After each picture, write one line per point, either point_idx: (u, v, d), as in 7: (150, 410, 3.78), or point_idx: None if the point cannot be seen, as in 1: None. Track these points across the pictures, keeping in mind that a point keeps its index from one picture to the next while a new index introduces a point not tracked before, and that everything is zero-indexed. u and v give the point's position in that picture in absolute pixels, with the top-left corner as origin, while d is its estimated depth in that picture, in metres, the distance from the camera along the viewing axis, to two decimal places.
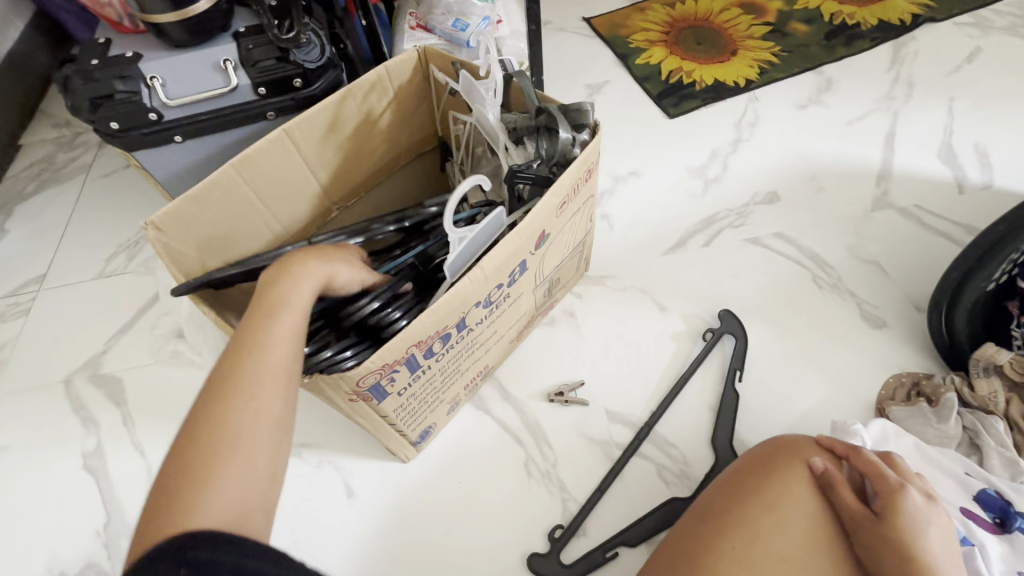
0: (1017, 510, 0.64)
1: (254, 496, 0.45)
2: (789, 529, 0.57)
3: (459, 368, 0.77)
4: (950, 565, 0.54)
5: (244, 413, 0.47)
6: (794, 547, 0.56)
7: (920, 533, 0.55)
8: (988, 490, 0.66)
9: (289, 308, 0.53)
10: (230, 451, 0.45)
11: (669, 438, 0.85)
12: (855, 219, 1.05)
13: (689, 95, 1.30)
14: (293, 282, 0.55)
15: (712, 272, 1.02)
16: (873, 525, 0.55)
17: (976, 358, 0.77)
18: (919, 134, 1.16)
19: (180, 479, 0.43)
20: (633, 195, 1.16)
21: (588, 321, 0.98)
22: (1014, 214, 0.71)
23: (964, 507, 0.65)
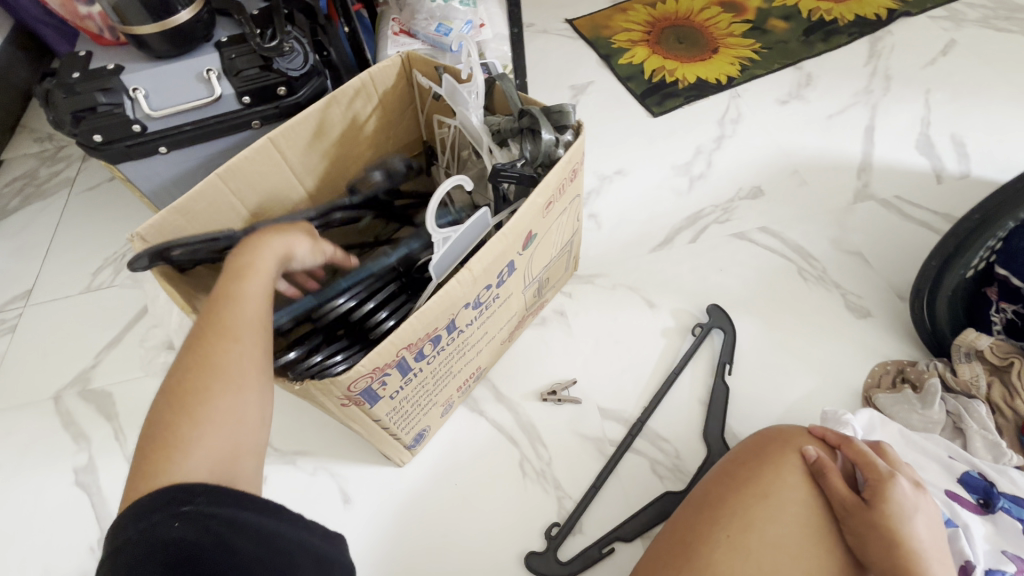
0: (1002, 491, 0.65)
1: (242, 440, 0.46)
2: (780, 514, 0.58)
3: (450, 370, 0.77)
4: (937, 550, 0.55)
5: (225, 358, 0.48)
6: (785, 530, 0.57)
7: (909, 520, 0.55)
8: (972, 472, 0.67)
9: (255, 271, 0.54)
10: (213, 399, 0.46)
11: (662, 432, 0.86)
12: (838, 211, 1.07)
13: (672, 93, 1.32)
14: (254, 250, 0.56)
15: (700, 267, 1.03)
16: (862, 513, 0.56)
17: (958, 344, 0.79)
18: (898, 126, 1.18)
19: (166, 425, 0.44)
20: (620, 194, 1.17)
21: (579, 320, 0.99)
22: (990, 202, 0.72)
23: (949, 489, 0.66)
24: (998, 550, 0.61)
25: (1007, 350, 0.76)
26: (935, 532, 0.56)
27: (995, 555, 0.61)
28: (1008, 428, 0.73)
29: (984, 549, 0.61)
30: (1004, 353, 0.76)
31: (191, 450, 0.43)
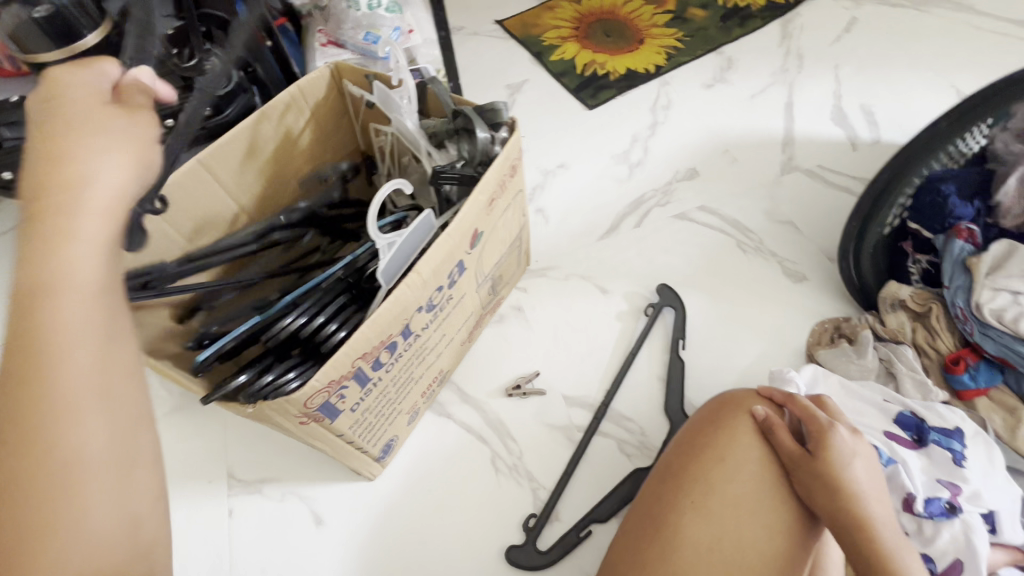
0: (931, 425, 0.70)
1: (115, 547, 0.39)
2: (737, 477, 0.61)
3: (412, 376, 0.77)
4: (875, 490, 0.59)
5: (70, 441, 0.38)
6: (743, 493, 0.60)
7: (849, 464, 0.59)
8: (905, 411, 0.72)
9: (74, 290, 0.40)
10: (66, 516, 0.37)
11: (626, 413, 0.88)
12: (768, 184, 1.13)
13: (605, 85, 1.36)
14: (59, 250, 0.40)
15: (646, 250, 1.06)
16: (808, 464, 0.59)
17: (884, 296, 0.85)
18: (813, 101, 1.26)
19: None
20: (564, 186, 1.19)
21: (536, 314, 1.01)
22: (894, 163, 0.79)
23: (886, 430, 0.71)
24: (932, 479, 0.67)
25: (925, 297, 0.83)
26: (874, 475, 0.60)
27: (929, 484, 0.67)
28: (932, 368, 0.80)
29: (920, 480, 0.67)
30: (924, 300, 0.83)
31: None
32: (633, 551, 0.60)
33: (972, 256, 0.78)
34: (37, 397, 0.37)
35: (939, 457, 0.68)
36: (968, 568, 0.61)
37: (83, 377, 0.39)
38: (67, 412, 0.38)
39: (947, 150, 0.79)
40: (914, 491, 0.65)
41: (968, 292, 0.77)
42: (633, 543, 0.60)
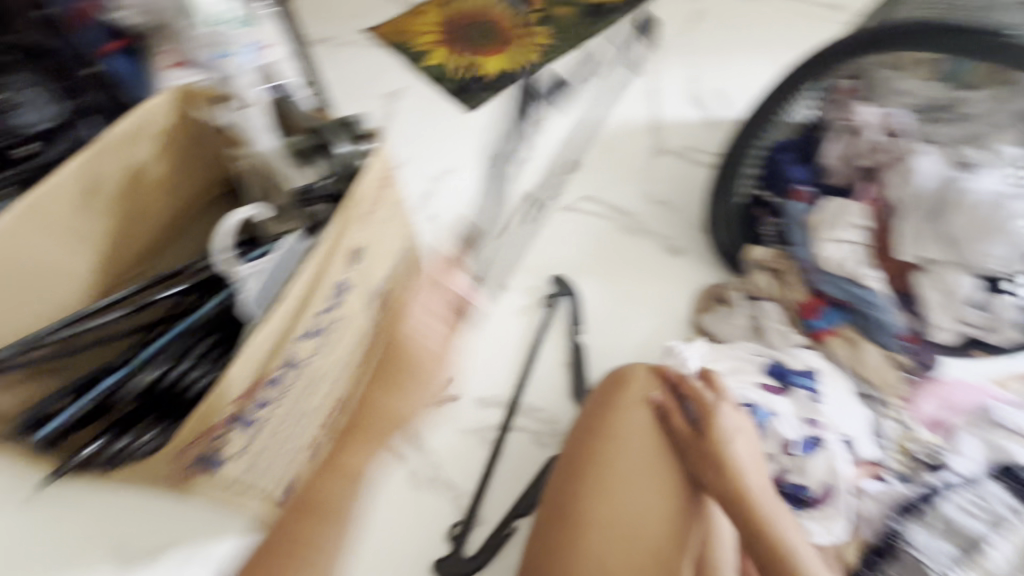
0: (791, 369, 0.78)
1: None
2: (641, 464, 0.67)
3: (309, 407, 0.73)
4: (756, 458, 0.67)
5: None
6: (641, 480, 0.66)
7: (733, 440, 0.67)
8: (772, 361, 0.79)
9: None
10: None
11: (537, 404, 0.90)
12: (641, 168, 1.21)
13: (482, 87, 1.38)
14: None
15: (539, 243, 1.10)
16: (697, 443, 0.67)
17: (745, 260, 0.95)
18: (673, 87, 1.36)
19: None
20: (453, 190, 1.19)
21: (438, 321, 1.00)
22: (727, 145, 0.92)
23: (758, 381, 0.77)
24: (799, 419, 0.73)
25: (781, 257, 0.92)
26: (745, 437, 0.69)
27: (797, 424, 0.73)
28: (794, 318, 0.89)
29: (790, 422, 0.73)
30: (776, 259, 0.92)
31: None
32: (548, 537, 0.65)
33: (810, 214, 0.90)
34: None
35: (802, 398, 0.75)
36: (837, 491, 0.71)
37: None
38: None
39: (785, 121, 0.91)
40: (786, 433, 0.72)
41: (812, 247, 0.88)
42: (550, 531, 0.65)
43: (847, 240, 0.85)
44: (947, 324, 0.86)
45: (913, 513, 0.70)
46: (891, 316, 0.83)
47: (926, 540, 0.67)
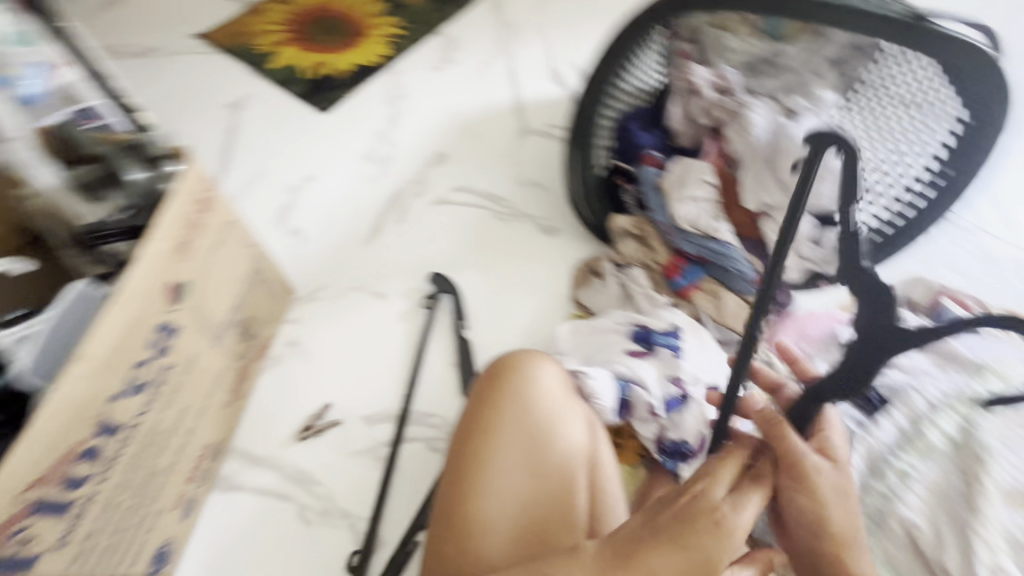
0: (654, 331, 0.81)
1: None
2: (662, 540, 0.51)
3: (158, 467, 0.67)
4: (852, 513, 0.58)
5: None
6: (653, 554, 0.51)
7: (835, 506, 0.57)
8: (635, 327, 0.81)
9: None
10: None
11: (428, 409, 0.87)
12: (510, 150, 1.19)
13: (334, 86, 1.31)
14: None
15: (412, 242, 1.06)
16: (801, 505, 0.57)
17: (613, 231, 0.98)
18: (532, 66, 1.36)
19: None
20: (317, 200, 1.12)
21: (314, 342, 0.94)
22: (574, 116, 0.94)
23: (625, 350, 0.79)
24: (665, 381, 0.75)
25: (641, 223, 0.96)
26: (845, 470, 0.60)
27: (665, 387, 0.75)
28: (659, 279, 0.93)
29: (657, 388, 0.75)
30: (639, 226, 0.96)
31: None
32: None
33: (660, 177, 0.93)
34: None
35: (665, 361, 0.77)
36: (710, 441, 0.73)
37: None
38: None
39: (624, 80, 0.94)
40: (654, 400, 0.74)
41: (666, 209, 0.92)
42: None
43: (693, 198, 0.89)
44: (792, 265, 0.91)
45: None
46: (743, 264, 0.88)
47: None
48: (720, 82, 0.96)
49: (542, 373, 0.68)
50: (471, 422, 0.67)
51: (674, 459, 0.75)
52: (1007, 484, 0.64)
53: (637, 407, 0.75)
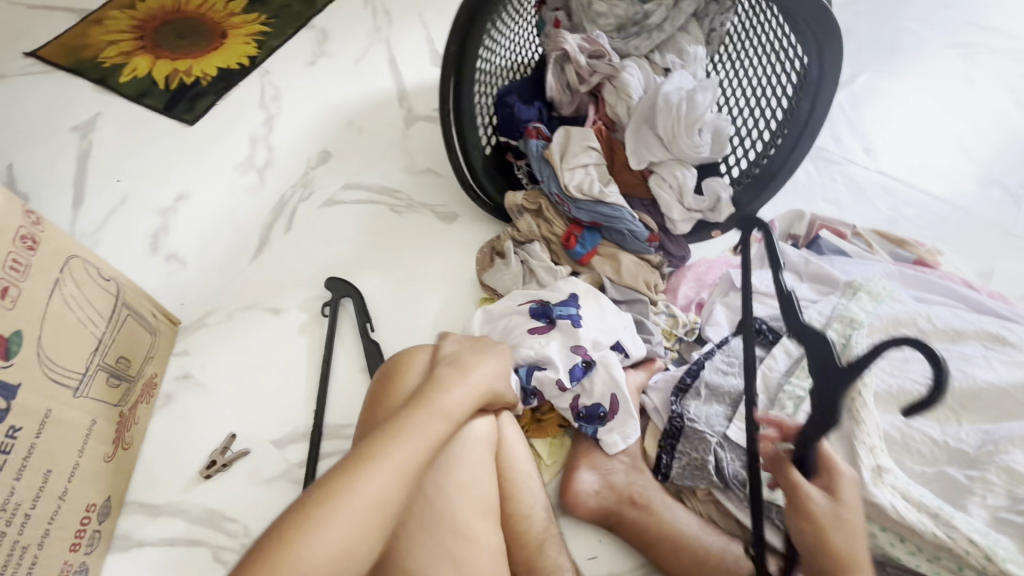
0: (552, 304, 0.80)
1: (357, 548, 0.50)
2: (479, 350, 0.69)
3: (31, 537, 0.62)
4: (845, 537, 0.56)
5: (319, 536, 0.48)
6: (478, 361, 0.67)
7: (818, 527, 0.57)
8: (533, 304, 0.81)
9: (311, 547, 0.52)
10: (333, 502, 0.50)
11: (342, 420, 0.83)
12: (398, 141, 1.15)
13: (198, 94, 1.21)
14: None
15: (305, 249, 1.00)
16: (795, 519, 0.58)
17: (510, 207, 0.96)
18: (413, 50, 1.31)
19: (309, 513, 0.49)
20: (193, 219, 1.03)
21: (208, 372, 0.87)
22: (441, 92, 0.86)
23: (527, 330, 0.79)
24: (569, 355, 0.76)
25: (534, 196, 0.95)
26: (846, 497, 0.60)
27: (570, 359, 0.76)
28: (558, 251, 0.93)
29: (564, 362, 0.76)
30: (535, 199, 0.95)
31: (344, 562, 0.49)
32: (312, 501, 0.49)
33: (546, 148, 0.92)
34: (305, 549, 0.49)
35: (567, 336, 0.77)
36: (621, 399, 0.75)
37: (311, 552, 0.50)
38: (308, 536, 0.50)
39: (485, 50, 0.90)
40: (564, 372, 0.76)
41: (556, 178, 0.91)
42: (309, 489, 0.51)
43: (582, 165, 0.91)
44: (680, 218, 0.94)
45: (686, 391, 0.77)
46: (634, 224, 0.89)
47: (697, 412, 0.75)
48: (591, 46, 0.97)
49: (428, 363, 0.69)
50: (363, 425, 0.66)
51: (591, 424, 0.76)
52: (879, 388, 0.67)
53: (545, 383, 0.75)
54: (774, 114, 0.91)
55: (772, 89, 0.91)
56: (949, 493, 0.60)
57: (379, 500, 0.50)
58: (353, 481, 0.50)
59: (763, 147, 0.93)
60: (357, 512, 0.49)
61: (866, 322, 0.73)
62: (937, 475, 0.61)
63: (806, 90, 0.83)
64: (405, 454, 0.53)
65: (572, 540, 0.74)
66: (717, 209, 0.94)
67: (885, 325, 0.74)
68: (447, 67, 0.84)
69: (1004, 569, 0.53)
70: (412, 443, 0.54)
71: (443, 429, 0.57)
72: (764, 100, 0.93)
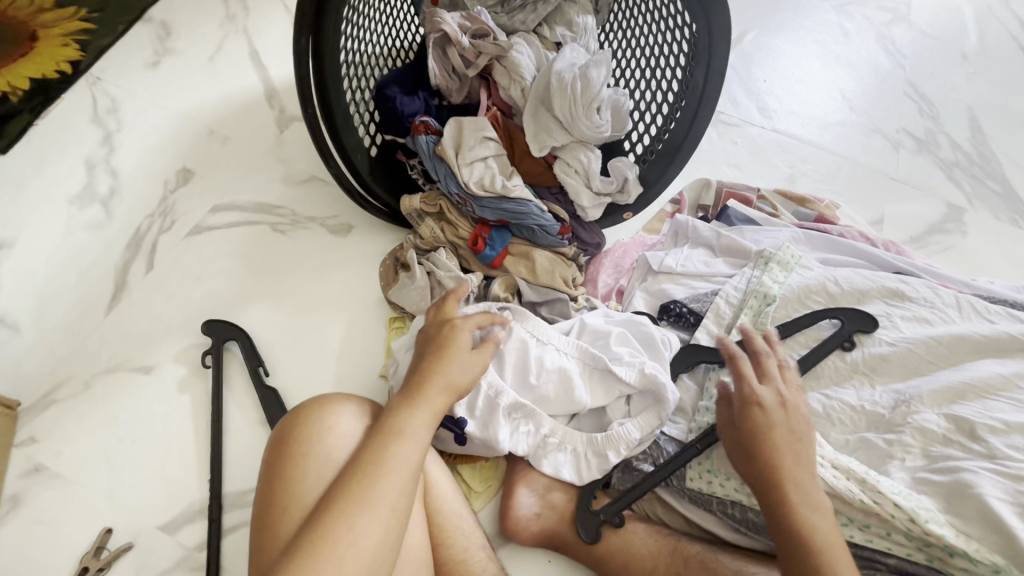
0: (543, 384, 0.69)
1: (377, 550, 0.48)
2: (431, 361, 0.61)
3: None
4: (789, 438, 0.57)
5: (356, 538, 0.48)
6: (433, 365, 0.60)
7: (771, 424, 0.58)
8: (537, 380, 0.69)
9: (355, 537, 0.48)
10: (359, 509, 0.49)
11: (245, 485, 0.72)
12: (272, 148, 1.00)
13: (8, 113, 0.99)
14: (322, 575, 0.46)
15: (174, 290, 0.85)
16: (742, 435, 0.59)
17: (407, 211, 0.86)
18: (276, 40, 1.14)
19: (328, 532, 0.47)
20: (21, 272, 0.85)
21: (66, 459, 0.72)
22: (301, 89, 0.71)
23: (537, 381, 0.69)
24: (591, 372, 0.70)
25: (433, 198, 0.86)
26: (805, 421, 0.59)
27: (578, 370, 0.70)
28: (467, 255, 0.86)
29: (547, 378, 0.69)
30: (433, 201, 0.86)
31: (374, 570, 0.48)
32: (308, 549, 0.47)
33: (438, 144, 0.82)
34: (340, 552, 0.47)
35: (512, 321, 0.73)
36: (539, 379, 0.69)
37: (366, 544, 0.48)
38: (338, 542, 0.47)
39: (348, 34, 0.77)
40: (527, 346, 0.71)
41: (454, 176, 0.82)
42: (297, 543, 0.48)
43: (480, 159, 0.83)
44: (590, 203, 0.88)
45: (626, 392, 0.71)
46: (543, 217, 0.83)
47: (644, 431, 0.68)
48: (472, 24, 0.89)
49: (339, 415, 0.60)
50: (268, 509, 0.55)
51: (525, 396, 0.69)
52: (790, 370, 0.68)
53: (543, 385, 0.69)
54: (670, 85, 0.88)
55: (666, 58, 0.88)
56: (872, 459, 0.60)
57: (370, 543, 0.48)
58: (363, 506, 0.49)
59: (663, 121, 0.89)
60: (367, 539, 0.48)
61: (778, 297, 0.74)
62: (859, 442, 0.62)
63: (697, 60, 0.81)
64: (403, 462, 0.52)
65: (517, 568, 0.70)
66: (626, 189, 0.89)
67: (797, 296, 0.74)
68: (302, 62, 0.70)
69: (926, 530, 0.53)
70: (381, 483, 0.50)
71: (417, 453, 0.54)
72: (659, 70, 0.89)
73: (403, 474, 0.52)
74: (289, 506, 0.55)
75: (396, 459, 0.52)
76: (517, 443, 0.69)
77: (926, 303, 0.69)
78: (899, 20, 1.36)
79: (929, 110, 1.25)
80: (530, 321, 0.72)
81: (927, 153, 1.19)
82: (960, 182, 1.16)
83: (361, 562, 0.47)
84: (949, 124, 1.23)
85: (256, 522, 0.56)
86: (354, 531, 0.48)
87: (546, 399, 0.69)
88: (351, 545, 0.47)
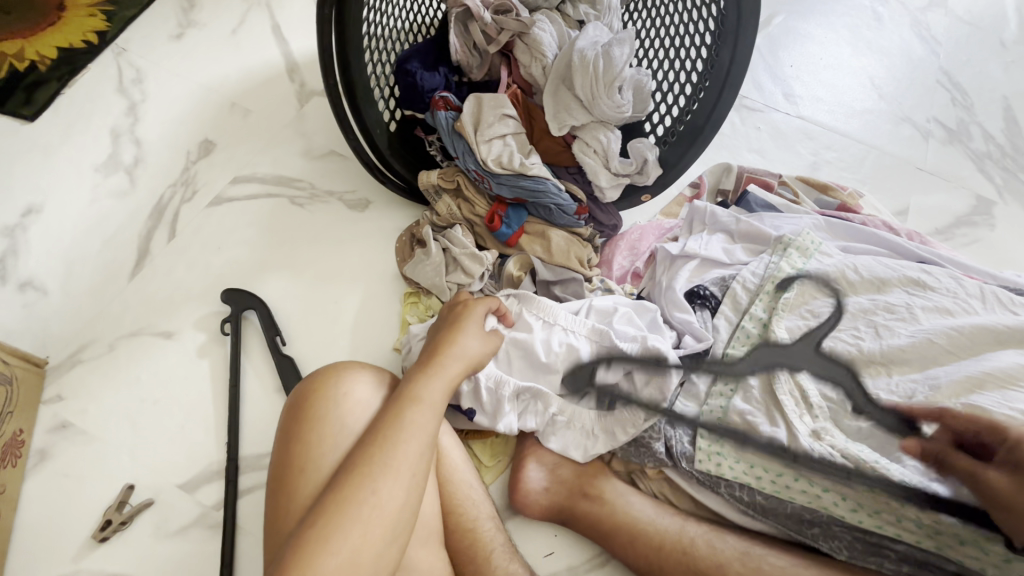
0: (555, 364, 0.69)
1: (400, 512, 0.50)
2: (446, 336, 0.63)
3: None
4: None
5: (380, 499, 0.49)
6: (449, 339, 0.63)
7: None
8: (549, 358, 0.69)
9: (381, 498, 0.49)
10: (383, 470, 0.50)
11: (260, 449, 0.74)
12: (292, 122, 1.01)
13: (38, 81, 1.01)
14: (347, 536, 0.47)
15: (195, 259, 0.87)
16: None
17: (424, 187, 0.86)
18: (297, 14, 1.14)
19: (352, 495, 0.49)
20: (49, 235, 0.87)
21: (91, 417, 0.75)
22: (324, 61, 0.71)
23: (548, 360, 0.69)
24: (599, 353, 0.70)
25: (450, 174, 0.86)
26: None
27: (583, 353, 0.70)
28: (483, 233, 0.86)
29: (554, 361, 0.69)
30: (450, 177, 0.86)
31: (398, 532, 0.50)
32: (333, 510, 0.48)
33: (457, 120, 0.82)
34: (365, 513, 0.48)
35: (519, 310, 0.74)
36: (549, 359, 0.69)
37: (390, 506, 0.49)
38: (364, 502, 0.49)
39: (371, 7, 0.77)
40: (534, 331, 0.71)
41: (473, 153, 0.82)
42: (321, 504, 0.49)
43: (499, 137, 0.82)
44: (608, 184, 0.88)
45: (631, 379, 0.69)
46: (560, 197, 0.83)
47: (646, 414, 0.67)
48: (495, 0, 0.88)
49: (354, 384, 0.61)
50: (285, 474, 0.57)
51: (536, 374, 0.70)
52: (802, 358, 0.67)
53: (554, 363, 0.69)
54: (694, 66, 0.86)
55: (690, 38, 0.86)
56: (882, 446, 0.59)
57: (393, 504, 0.49)
58: (384, 468, 0.50)
59: (685, 102, 0.88)
60: (390, 500, 0.49)
61: (797, 283, 0.72)
62: (872, 430, 0.60)
63: (723, 39, 0.80)
64: (421, 427, 0.54)
65: (525, 542, 0.72)
66: (645, 171, 0.89)
67: (816, 283, 0.72)
68: (324, 31, 0.70)
69: None
70: (402, 446, 0.52)
71: (435, 418, 0.56)
72: (683, 50, 0.88)
73: (422, 438, 0.53)
74: (304, 473, 0.56)
75: (415, 424, 0.54)
76: (525, 422, 0.70)
77: (948, 293, 0.68)
78: (935, 5, 1.31)
79: (962, 100, 1.21)
80: (536, 305, 0.73)
81: (957, 144, 1.15)
82: (991, 175, 1.12)
83: (384, 521, 0.49)
84: (983, 115, 1.19)
85: (272, 487, 0.57)
86: (377, 493, 0.49)
87: (555, 378, 0.69)
88: (376, 506, 0.49)
